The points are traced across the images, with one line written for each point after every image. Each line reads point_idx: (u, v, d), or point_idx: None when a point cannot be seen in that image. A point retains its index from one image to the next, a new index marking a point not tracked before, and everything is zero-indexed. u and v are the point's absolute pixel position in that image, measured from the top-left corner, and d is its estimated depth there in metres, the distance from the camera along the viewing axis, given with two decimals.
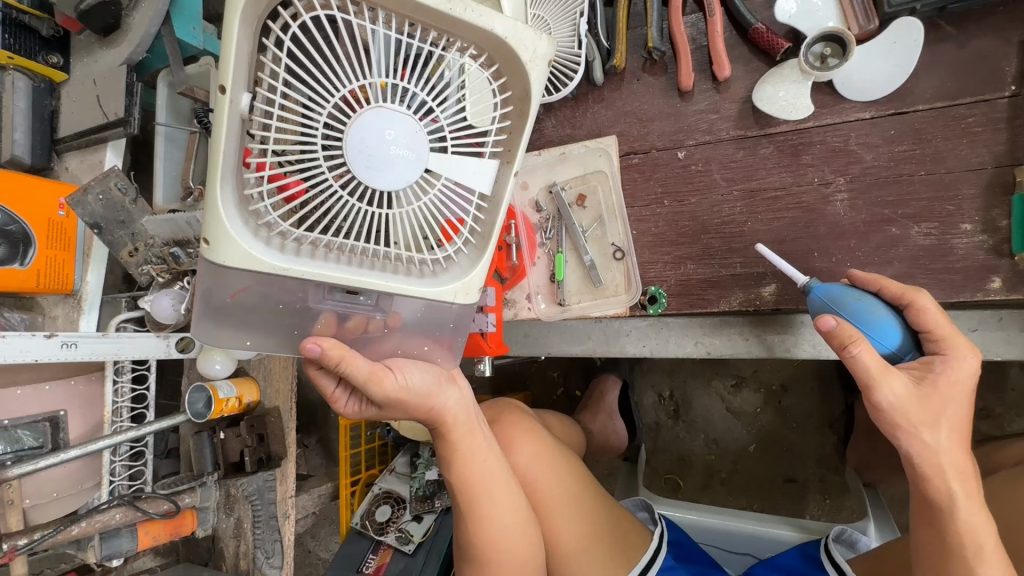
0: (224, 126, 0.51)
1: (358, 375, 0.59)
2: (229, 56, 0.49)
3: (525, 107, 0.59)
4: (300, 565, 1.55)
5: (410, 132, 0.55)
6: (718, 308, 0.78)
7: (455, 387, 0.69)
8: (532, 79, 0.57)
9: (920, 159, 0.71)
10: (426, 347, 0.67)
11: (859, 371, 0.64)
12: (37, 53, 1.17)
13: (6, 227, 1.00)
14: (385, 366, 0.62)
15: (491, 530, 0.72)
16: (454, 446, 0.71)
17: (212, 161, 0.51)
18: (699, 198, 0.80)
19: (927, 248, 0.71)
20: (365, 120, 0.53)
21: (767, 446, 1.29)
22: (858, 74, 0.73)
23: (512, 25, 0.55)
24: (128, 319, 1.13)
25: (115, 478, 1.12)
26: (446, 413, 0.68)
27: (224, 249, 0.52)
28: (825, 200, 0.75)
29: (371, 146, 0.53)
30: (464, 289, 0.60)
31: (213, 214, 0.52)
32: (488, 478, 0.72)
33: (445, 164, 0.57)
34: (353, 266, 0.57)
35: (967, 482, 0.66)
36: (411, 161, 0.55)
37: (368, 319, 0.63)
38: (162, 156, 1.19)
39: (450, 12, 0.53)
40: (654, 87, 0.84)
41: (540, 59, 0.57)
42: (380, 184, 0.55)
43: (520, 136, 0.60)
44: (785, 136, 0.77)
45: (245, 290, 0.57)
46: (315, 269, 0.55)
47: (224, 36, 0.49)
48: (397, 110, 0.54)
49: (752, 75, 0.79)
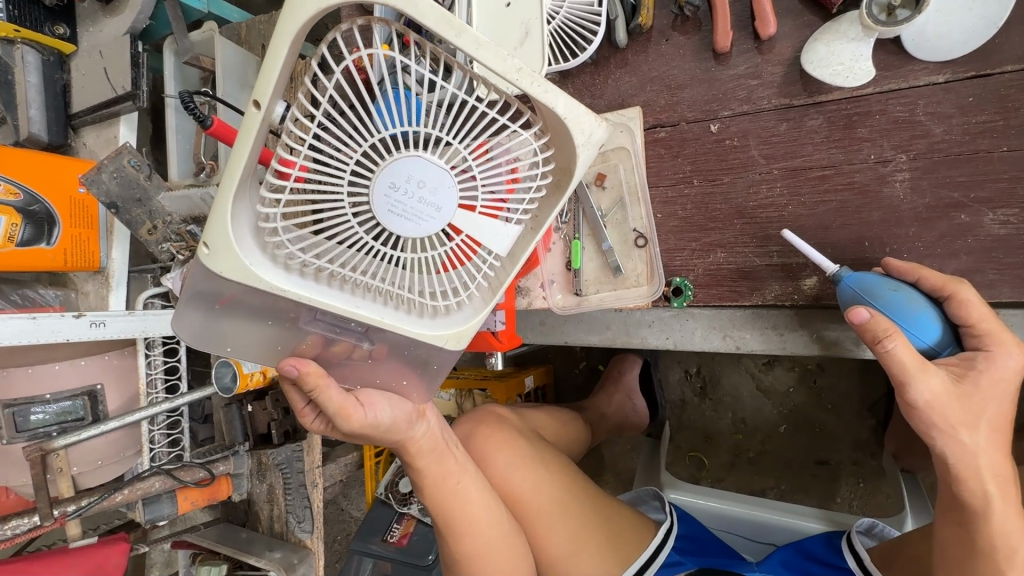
0: (251, 137, 0.46)
1: (329, 406, 0.59)
2: (270, 71, 0.44)
3: (565, 183, 0.53)
4: (333, 521, 1.61)
5: (444, 185, 0.49)
6: (750, 301, 0.73)
7: (424, 421, 0.69)
8: (577, 165, 0.51)
9: (1001, 132, 0.61)
10: (404, 382, 0.66)
11: (891, 366, 0.57)
12: (43, 24, 1.11)
13: (30, 206, 0.95)
14: (355, 399, 0.62)
15: (472, 544, 0.72)
16: (422, 472, 0.71)
17: (229, 171, 0.47)
18: (734, 177, 0.72)
19: (1002, 238, 0.62)
20: (399, 165, 0.48)
21: (800, 427, 1.23)
22: (934, 27, 0.60)
23: (573, 103, 0.49)
24: (155, 295, 1.08)
25: (155, 445, 1.09)
26: (411, 443, 0.68)
27: (223, 259, 0.49)
28: (882, 180, 0.66)
29: (400, 191, 0.49)
30: (456, 337, 0.56)
31: (220, 222, 0.48)
32: (463, 498, 0.72)
33: (466, 220, 0.52)
34: (353, 298, 0.54)
35: (1006, 485, 0.60)
36: (435, 217, 0.50)
37: (353, 346, 0.61)
38: (174, 129, 1.12)
39: (516, 82, 0.46)
40: (686, 48, 0.74)
41: (592, 144, 0.50)
42: (396, 229, 0.50)
43: (548, 211, 0.55)
44: (837, 105, 0.67)
45: (231, 301, 0.56)
46: (313, 294, 0.52)
47: (270, 53, 0.44)
48: (434, 161, 0.48)
49: (802, 31, 0.68)
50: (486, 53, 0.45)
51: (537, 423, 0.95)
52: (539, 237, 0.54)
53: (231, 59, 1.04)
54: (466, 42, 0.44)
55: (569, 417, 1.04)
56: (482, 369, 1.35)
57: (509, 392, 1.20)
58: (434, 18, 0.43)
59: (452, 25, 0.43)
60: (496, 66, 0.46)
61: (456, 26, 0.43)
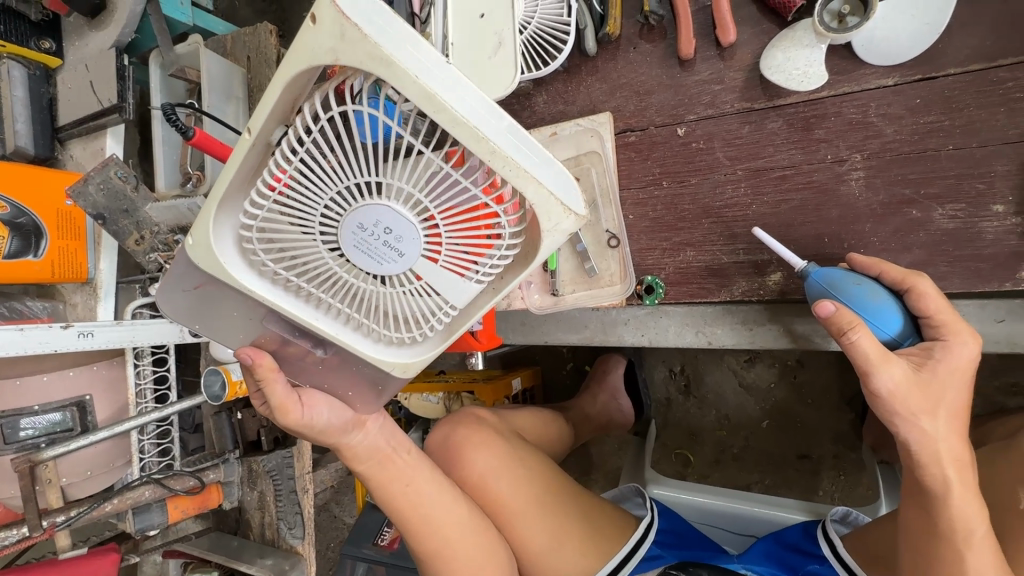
0: (242, 155, 0.50)
1: (271, 398, 0.63)
2: (268, 104, 0.47)
3: (529, 261, 0.53)
4: (326, 527, 1.61)
5: (411, 237, 0.51)
6: (718, 298, 0.75)
7: (361, 431, 0.71)
8: (540, 248, 0.51)
9: (947, 131, 0.64)
10: (350, 393, 0.67)
11: (856, 357, 0.60)
12: (28, 39, 1.12)
13: (17, 219, 0.96)
14: (298, 397, 0.65)
15: (430, 543, 0.74)
16: (367, 475, 0.74)
17: (218, 181, 0.51)
18: (701, 178, 0.75)
19: (952, 232, 0.65)
20: (368, 210, 0.50)
21: (780, 422, 1.26)
22: (880, 33, 0.64)
23: (547, 192, 0.48)
24: (144, 305, 1.09)
25: (145, 455, 1.11)
26: (347, 448, 0.71)
27: (201, 253, 0.54)
28: (839, 179, 0.69)
29: (367, 232, 0.51)
30: (402, 367, 0.59)
31: (204, 222, 0.53)
32: (416, 501, 0.74)
33: (426, 270, 0.53)
34: (316, 310, 0.58)
35: (964, 470, 0.62)
36: (397, 262, 0.52)
37: (308, 350, 0.64)
38: (161, 140, 1.13)
39: (488, 162, 0.46)
40: (652, 55, 0.77)
41: (557, 233, 0.50)
42: (359, 263, 0.53)
43: (510, 279, 0.54)
44: (796, 108, 0.70)
45: (201, 288, 0.59)
46: (277, 301, 0.56)
47: (271, 88, 0.46)
48: (404, 212, 0.50)
49: (761, 38, 0.71)
50: (462, 131, 0.45)
51: (517, 423, 0.97)
52: (496, 302, 0.54)
53: (215, 70, 1.05)
54: (443, 118, 0.45)
55: (552, 417, 1.06)
56: (469, 372, 1.37)
57: (496, 394, 1.22)
58: (417, 92, 0.44)
59: (431, 101, 0.44)
60: (470, 146, 0.46)
61: (436, 104, 0.44)
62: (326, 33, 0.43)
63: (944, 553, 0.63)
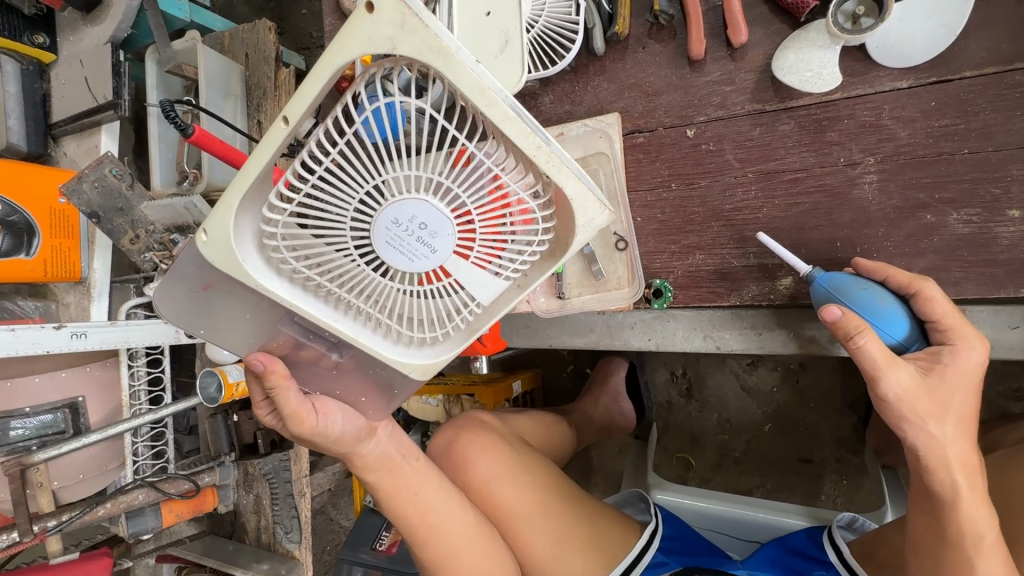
0: (272, 147, 0.48)
1: (284, 408, 0.60)
2: (307, 94, 0.45)
3: (558, 256, 0.53)
4: (322, 530, 1.60)
5: (445, 233, 0.49)
6: (728, 302, 0.74)
7: (373, 439, 0.69)
8: (572, 244, 0.51)
9: (963, 135, 0.63)
10: (363, 399, 0.67)
11: (862, 361, 0.59)
12: (22, 33, 1.10)
13: (9, 217, 0.94)
14: (312, 406, 0.62)
15: (436, 551, 0.73)
16: (376, 484, 0.72)
17: (242, 173, 0.49)
18: (710, 181, 0.74)
19: (966, 237, 0.64)
20: (405, 205, 0.48)
21: (783, 426, 1.25)
22: (895, 34, 0.63)
23: (584, 188, 0.49)
24: (139, 305, 1.06)
25: (138, 458, 1.08)
26: (357, 457, 0.69)
27: (217, 249, 0.52)
28: (851, 182, 0.68)
29: (401, 228, 0.49)
30: (422, 368, 0.58)
31: (223, 217, 0.51)
32: (424, 509, 0.72)
33: (456, 266, 0.52)
34: (336, 310, 0.56)
35: (973, 476, 0.61)
36: (428, 258, 0.50)
37: (322, 354, 0.62)
38: (157, 137, 1.10)
39: (531, 156, 0.46)
40: (662, 55, 0.76)
41: (591, 229, 0.50)
42: (389, 261, 0.51)
43: (537, 275, 0.54)
44: (808, 111, 0.69)
45: (212, 287, 0.58)
46: (296, 300, 0.54)
47: (311, 77, 0.45)
48: (439, 206, 0.48)
49: (773, 39, 0.70)
50: (511, 127, 0.45)
51: (519, 428, 0.95)
52: (521, 299, 0.53)
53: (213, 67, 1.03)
54: (493, 113, 0.45)
55: (554, 421, 1.04)
56: (469, 375, 1.36)
57: (497, 397, 1.21)
58: (471, 86, 0.44)
59: (484, 96, 0.44)
60: (518, 142, 0.46)
61: (488, 98, 0.44)
62: (384, 22, 0.42)
63: (952, 559, 0.62)
